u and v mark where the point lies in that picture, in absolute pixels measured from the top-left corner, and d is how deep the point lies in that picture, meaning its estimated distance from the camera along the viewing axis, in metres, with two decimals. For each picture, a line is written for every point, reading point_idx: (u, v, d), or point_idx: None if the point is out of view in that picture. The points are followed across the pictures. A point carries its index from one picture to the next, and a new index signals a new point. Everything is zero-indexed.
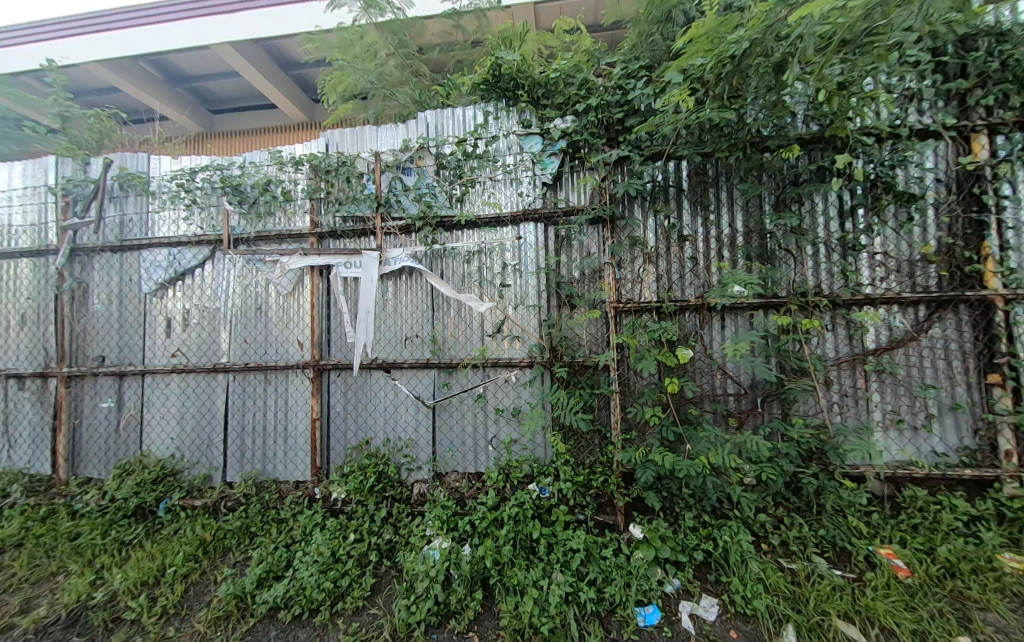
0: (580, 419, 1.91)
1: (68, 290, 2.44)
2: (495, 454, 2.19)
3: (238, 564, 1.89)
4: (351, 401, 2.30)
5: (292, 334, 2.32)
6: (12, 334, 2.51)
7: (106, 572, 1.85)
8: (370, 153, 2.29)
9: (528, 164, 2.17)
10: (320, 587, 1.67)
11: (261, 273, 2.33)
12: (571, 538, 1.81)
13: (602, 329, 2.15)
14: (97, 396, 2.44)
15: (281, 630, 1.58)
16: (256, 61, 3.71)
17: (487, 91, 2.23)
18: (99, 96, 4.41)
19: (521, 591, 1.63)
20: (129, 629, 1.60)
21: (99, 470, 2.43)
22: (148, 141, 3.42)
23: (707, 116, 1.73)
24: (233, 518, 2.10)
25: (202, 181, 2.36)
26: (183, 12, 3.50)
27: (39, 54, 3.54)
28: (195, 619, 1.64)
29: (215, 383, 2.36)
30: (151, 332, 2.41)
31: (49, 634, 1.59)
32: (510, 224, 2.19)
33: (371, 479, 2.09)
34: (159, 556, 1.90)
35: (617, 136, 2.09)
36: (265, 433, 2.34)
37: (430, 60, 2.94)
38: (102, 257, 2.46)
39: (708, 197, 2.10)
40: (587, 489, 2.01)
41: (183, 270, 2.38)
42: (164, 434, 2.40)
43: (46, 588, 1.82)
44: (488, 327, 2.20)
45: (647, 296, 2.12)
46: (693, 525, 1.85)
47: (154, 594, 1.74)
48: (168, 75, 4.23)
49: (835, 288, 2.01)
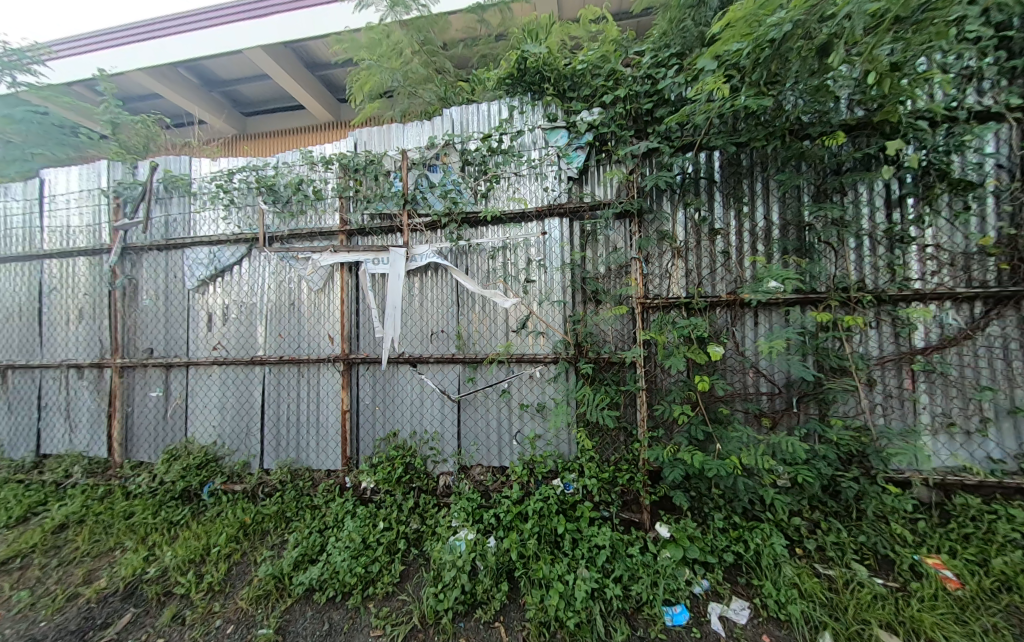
0: (607, 415, 1.90)
1: (120, 286, 2.60)
2: (520, 448, 2.20)
3: (275, 546, 1.99)
4: (379, 394, 2.36)
5: (323, 329, 2.39)
6: (72, 327, 2.70)
7: (157, 549, 1.99)
8: (397, 151, 2.32)
9: (554, 158, 2.15)
10: (352, 572, 1.74)
11: (294, 270, 2.41)
12: (596, 534, 1.80)
13: (629, 326, 2.12)
14: (147, 386, 2.60)
15: (316, 611, 1.66)
16: (284, 62, 3.81)
17: (512, 85, 2.21)
18: (142, 102, 4.66)
19: (547, 585, 1.64)
20: (178, 603, 1.72)
21: (149, 454, 2.60)
22: (188, 143, 3.58)
23: (742, 104, 1.67)
24: (270, 504, 2.20)
25: (239, 181, 2.47)
26: (217, 19, 3.65)
27: (89, 64, 3.77)
28: (237, 597, 1.74)
29: (253, 375, 2.47)
30: (194, 326, 2.54)
31: (110, 604, 1.73)
32: (535, 219, 2.18)
33: (399, 470, 2.14)
34: (204, 536, 2.02)
35: (646, 128, 2.05)
36: (299, 423, 2.43)
37: (454, 56, 2.94)
38: (149, 255, 2.62)
39: (742, 189, 2.03)
40: (612, 486, 1.99)
41: (222, 267, 2.50)
42: (206, 422, 2.53)
43: (105, 562, 1.97)
44: (513, 323, 2.20)
45: (676, 292, 2.08)
46: (723, 526, 1.81)
47: (201, 571, 1.86)
48: (204, 80, 4.42)
49: (880, 283, 1.90)
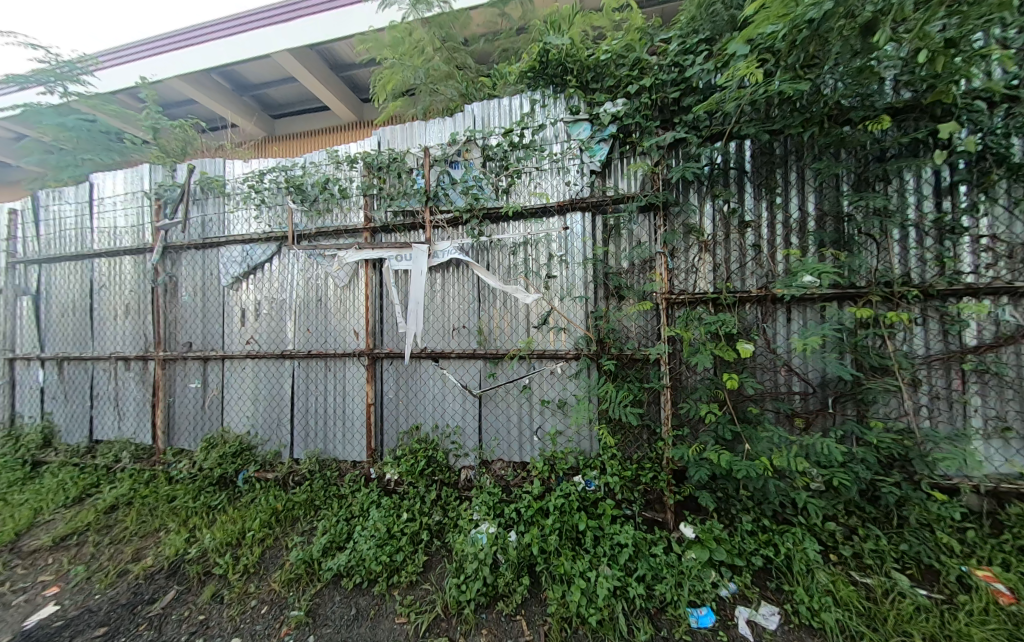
0: (630, 412, 1.87)
1: (162, 283, 2.75)
2: (540, 444, 2.20)
3: (305, 533, 2.07)
4: (403, 387, 2.41)
5: (348, 324, 2.46)
6: (120, 321, 2.88)
7: (197, 531, 2.11)
8: (420, 149, 2.34)
9: (576, 152, 2.12)
10: (378, 560, 1.79)
11: (321, 267, 2.48)
12: (618, 532, 1.79)
13: (653, 322, 2.08)
14: (187, 377, 2.75)
15: (344, 596, 1.73)
16: (309, 64, 3.90)
17: (534, 79, 2.20)
18: (179, 108, 4.89)
19: (568, 581, 1.64)
20: (217, 583, 1.82)
21: (189, 442, 2.75)
22: (221, 146, 3.75)
23: (777, 89, 1.59)
24: (300, 492, 2.29)
25: (269, 181, 2.55)
26: (247, 25, 3.79)
27: (131, 72, 3.99)
28: (271, 579, 1.82)
29: (283, 368, 2.57)
30: (229, 320, 2.66)
31: (157, 580, 1.86)
32: (557, 213, 2.15)
33: (422, 463, 2.19)
34: (239, 521, 2.13)
35: (672, 118, 1.99)
36: (326, 414, 2.51)
37: (475, 51, 2.95)
38: (188, 254, 2.76)
39: (774, 179, 1.95)
40: (635, 484, 1.96)
41: (254, 265, 2.60)
42: (241, 412, 2.66)
43: (151, 541, 2.11)
44: (534, 319, 2.19)
45: (703, 287, 2.02)
46: (752, 528, 1.75)
47: (237, 553, 1.96)
48: (235, 85, 4.60)
49: (927, 277, 1.78)
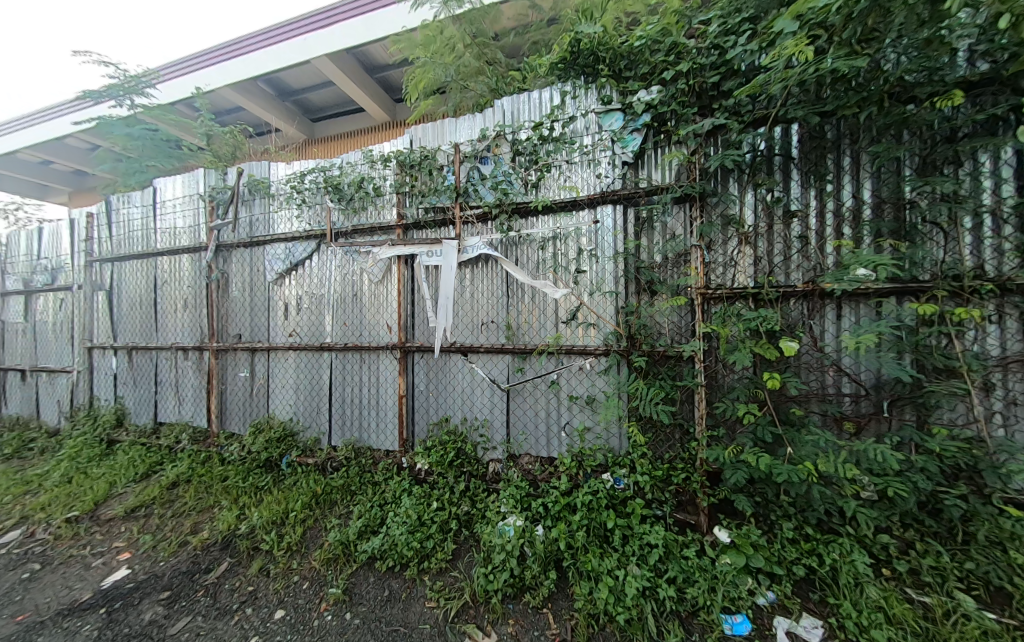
0: (661, 411, 1.82)
1: (215, 279, 2.98)
2: (568, 440, 2.19)
3: (342, 516, 2.18)
4: (433, 380, 2.47)
5: (382, 318, 2.55)
6: (179, 314, 3.15)
7: (246, 509, 2.28)
8: (450, 146, 2.38)
9: (608, 143, 2.07)
10: (409, 545, 1.86)
11: (356, 263, 2.59)
12: (648, 532, 1.75)
13: (687, 318, 2.02)
14: (237, 367, 2.96)
15: (378, 577, 1.81)
16: (344, 67, 4.04)
17: (565, 70, 2.16)
18: (229, 115, 5.24)
19: (595, 578, 1.63)
20: (264, 558, 1.96)
21: (239, 426, 2.97)
22: (266, 150, 3.98)
23: (829, 67, 1.48)
24: (338, 477, 2.42)
25: (310, 182, 2.69)
26: (289, 33, 3.99)
27: (188, 83, 4.31)
28: (311, 557, 1.94)
29: (322, 359, 2.71)
30: (274, 314, 2.84)
31: (212, 552, 2.03)
32: (587, 207, 2.12)
33: (451, 454, 2.25)
34: (283, 501, 2.27)
35: (711, 104, 1.91)
36: (361, 404, 2.62)
37: (505, 45, 2.95)
38: (238, 252, 2.95)
39: (825, 165, 1.81)
40: (666, 485, 1.92)
41: (296, 261, 2.75)
42: (284, 400, 2.83)
43: (207, 516, 2.31)
44: (563, 314, 2.18)
45: (742, 282, 1.92)
46: (793, 536, 1.66)
47: (282, 531, 2.10)
48: (278, 91, 4.85)
49: (1005, 270, 1.60)
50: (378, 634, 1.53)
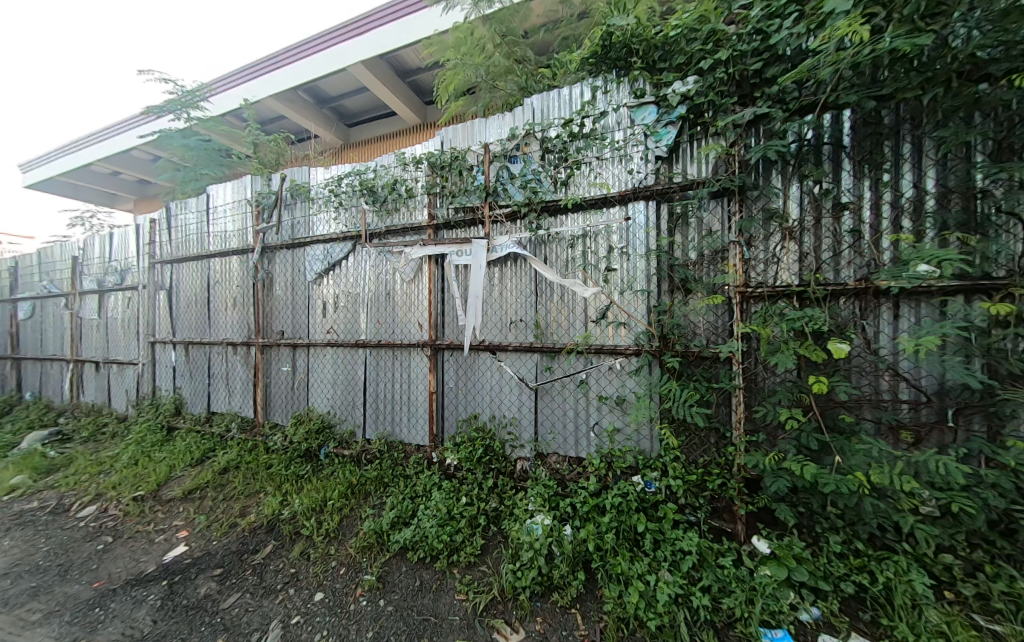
0: (695, 413, 1.76)
1: (261, 280, 3.17)
2: (597, 441, 2.16)
3: (376, 506, 2.26)
4: (463, 378, 2.51)
5: (413, 316, 2.62)
6: (229, 312, 3.38)
7: (288, 495, 2.42)
8: (480, 146, 2.41)
9: (640, 138, 2.02)
10: (439, 538, 1.91)
11: (389, 263, 2.67)
12: (681, 538, 1.70)
13: (724, 318, 1.94)
14: (279, 362, 3.14)
15: (410, 567, 1.87)
16: (378, 72, 4.17)
17: (596, 65, 2.13)
18: (274, 124, 5.57)
19: (625, 582, 1.61)
20: (305, 542, 2.08)
21: (282, 417, 3.15)
22: (306, 156, 4.19)
23: (887, 47, 1.37)
24: (371, 469, 2.51)
25: (346, 186, 2.80)
26: (327, 42, 4.19)
27: (237, 95, 4.62)
28: (348, 544, 2.03)
29: (357, 356, 2.82)
30: (313, 312, 2.99)
31: (258, 534, 2.18)
32: (618, 203, 2.07)
33: (480, 450, 2.29)
34: (321, 490, 2.40)
35: (753, 93, 1.81)
36: (394, 400, 2.71)
37: (534, 42, 2.94)
38: (281, 253, 3.13)
39: (881, 153, 1.68)
40: (701, 490, 1.86)
41: (334, 262, 2.88)
42: (322, 394, 2.97)
43: (253, 501, 2.47)
44: (592, 313, 2.15)
45: (785, 280, 1.82)
46: (841, 551, 1.56)
47: (320, 518, 2.21)
48: (317, 99, 5.09)
49: None
50: (410, 622, 1.58)
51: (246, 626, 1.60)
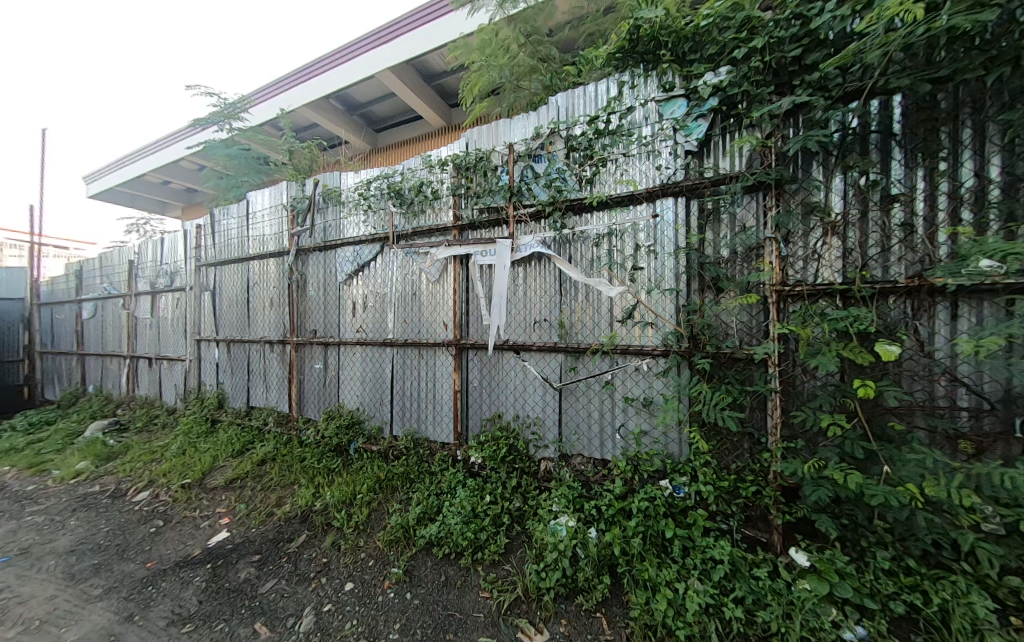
0: (727, 417, 1.70)
1: (295, 281, 3.32)
2: (623, 443, 2.12)
3: (403, 501, 2.32)
4: (487, 377, 2.53)
5: (438, 316, 2.66)
6: (266, 311, 3.57)
7: (320, 488, 2.52)
8: (504, 146, 2.42)
9: (669, 132, 1.97)
10: (464, 535, 1.94)
11: (416, 264, 2.73)
12: (712, 546, 1.64)
13: (759, 318, 1.85)
14: (312, 359, 3.28)
15: (435, 562, 1.91)
16: (404, 77, 4.28)
17: (623, 59, 2.09)
18: (308, 131, 5.84)
19: (653, 588, 1.57)
20: (336, 533, 2.16)
21: (314, 413, 3.29)
22: (337, 161, 4.36)
23: (944, 25, 1.26)
24: (398, 465, 2.58)
25: (375, 189, 2.89)
26: (357, 50, 4.35)
27: (274, 105, 4.87)
28: (376, 537, 2.10)
29: (385, 354, 2.90)
30: (343, 312, 3.10)
31: (293, 524, 2.28)
32: (645, 200, 2.03)
33: (503, 449, 2.30)
34: (351, 484, 2.48)
35: (791, 81, 1.72)
36: (419, 397, 2.77)
37: (559, 40, 2.92)
38: (313, 255, 3.27)
39: (937, 140, 1.55)
40: (733, 498, 1.78)
41: (363, 263, 2.97)
42: (352, 390, 3.08)
43: (288, 492, 2.59)
44: (618, 313, 2.11)
45: (827, 278, 1.72)
46: (890, 567, 1.45)
47: (350, 511, 2.29)
48: (347, 106, 5.29)
49: None
50: (435, 616, 1.61)
51: (282, 611, 1.68)
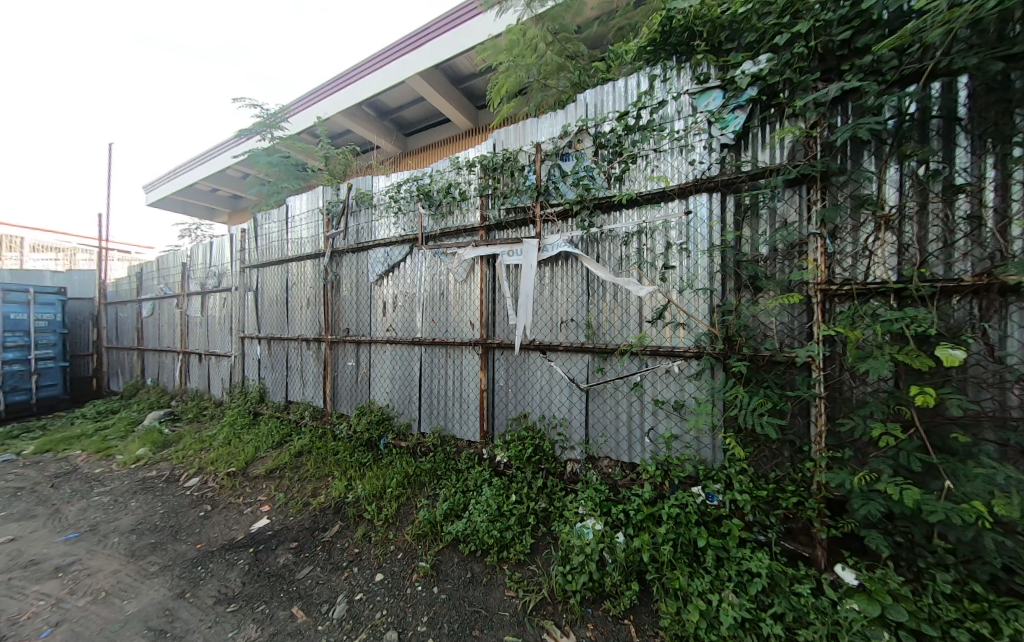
0: (766, 423, 1.62)
1: (330, 281, 3.47)
2: (652, 447, 2.06)
3: (430, 497, 2.37)
4: (513, 377, 2.54)
5: (465, 315, 2.70)
6: (302, 311, 3.75)
7: (352, 481, 2.62)
8: (532, 145, 2.42)
9: (703, 126, 1.90)
10: (490, 533, 1.95)
11: (443, 264, 2.78)
12: (748, 558, 1.57)
13: (801, 318, 1.75)
14: (345, 357, 3.42)
15: (461, 559, 1.93)
16: (433, 81, 4.37)
17: (654, 53, 2.04)
18: (342, 138, 6.10)
19: (684, 598, 1.52)
20: (367, 525, 2.24)
21: (346, 408, 3.43)
22: (369, 166, 4.52)
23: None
24: (426, 462, 2.64)
25: (405, 191, 2.97)
26: (389, 57, 4.49)
27: (311, 114, 5.13)
28: (405, 531, 2.15)
29: (413, 353, 2.98)
30: (374, 311, 3.21)
31: (327, 514, 2.39)
32: (677, 197, 1.97)
33: (530, 449, 2.30)
34: (381, 478, 2.57)
35: (839, 66, 1.61)
36: (446, 395, 2.82)
37: (587, 36, 2.88)
38: (347, 256, 3.40)
39: (1010, 123, 1.40)
40: (772, 508, 1.69)
41: (393, 264, 3.06)
42: (382, 388, 3.18)
43: (322, 484, 2.71)
44: (648, 313, 2.06)
45: (879, 276, 1.60)
46: (952, 592, 1.32)
47: (380, 504, 2.37)
48: (378, 112, 5.47)
49: None
50: (462, 611, 1.63)
51: (317, 597, 1.76)
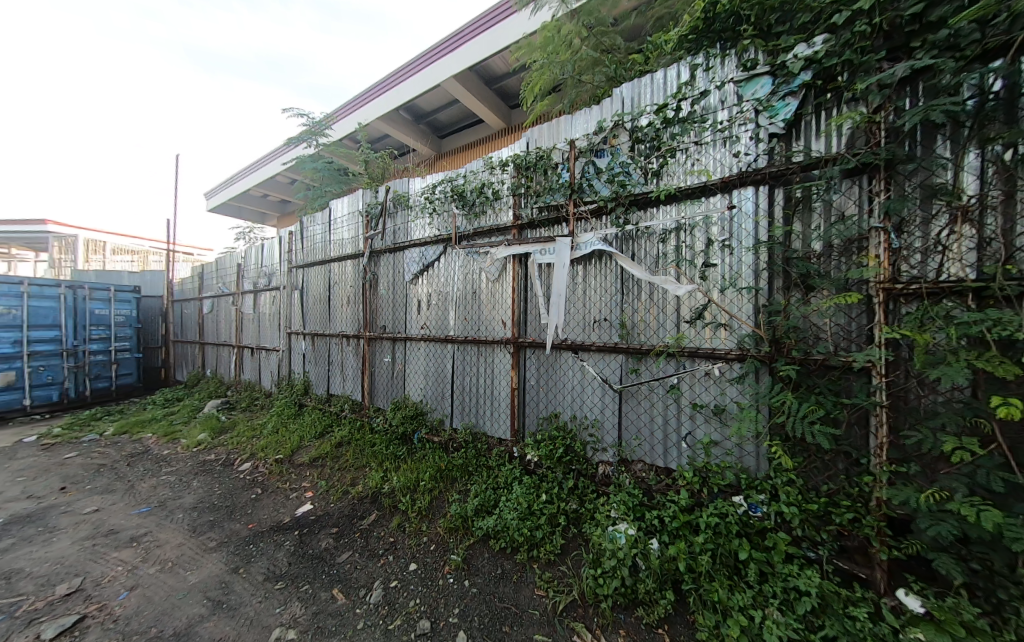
0: (818, 432, 1.51)
1: (369, 280, 3.63)
2: (690, 453, 1.99)
3: (461, 492, 2.42)
4: (544, 376, 2.54)
5: (497, 314, 2.73)
6: (343, 308, 3.96)
7: (388, 472, 2.73)
8: (566, 143, 2.40)
9: (750, 115, 1.80)
10: (520, 531, 1.97)
11: (476, 263, 2.83)
12: (796, 575, 1.47)
13: (860, 320, 1.61)
14: (382, 353, 3.56)
15: (492, 554, 1.96)
16: (466, 83, 4.45)
17: (696, 42, 1.96)
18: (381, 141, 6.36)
19: (723, 612, 1.46)
20: (402, 515, 2.33)
21: (382, 402, 3.57)
22: (405, 169, 4.67)
23: None
24: (457, 457, 2.70)
25: (440, 192, 3.05)
26: (425, 62, 4.64)
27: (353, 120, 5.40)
28: (437, 523, 2.22)
29: (446, 350, 3.05)
30: (409, 309, 3.32)
31: (365, 503, 2.51)
32: (719, 191, 1.88)
33: (560, 450, 2.29)
34: (414, 471, 2.66)
35: (908, 43, 1.47)
36: (478, 393, 2.86)
37: (624, 28, 2.81)
38: (384, 257, 3.54)
39: None
40: (823, 523, 1.58)
41: (428, 263, 3.15)
42: (416, 384, 3.28)
43: (360, 474, 2.85)
44: (686, 313, 1.98)
45: (955, 274, 1.43)
46: None
47: (413, 496, 2.44)
48: (414, 115, 5.65)
49: None
50: (492, 606, 1.65)
51: (356, 581, 1.85)
